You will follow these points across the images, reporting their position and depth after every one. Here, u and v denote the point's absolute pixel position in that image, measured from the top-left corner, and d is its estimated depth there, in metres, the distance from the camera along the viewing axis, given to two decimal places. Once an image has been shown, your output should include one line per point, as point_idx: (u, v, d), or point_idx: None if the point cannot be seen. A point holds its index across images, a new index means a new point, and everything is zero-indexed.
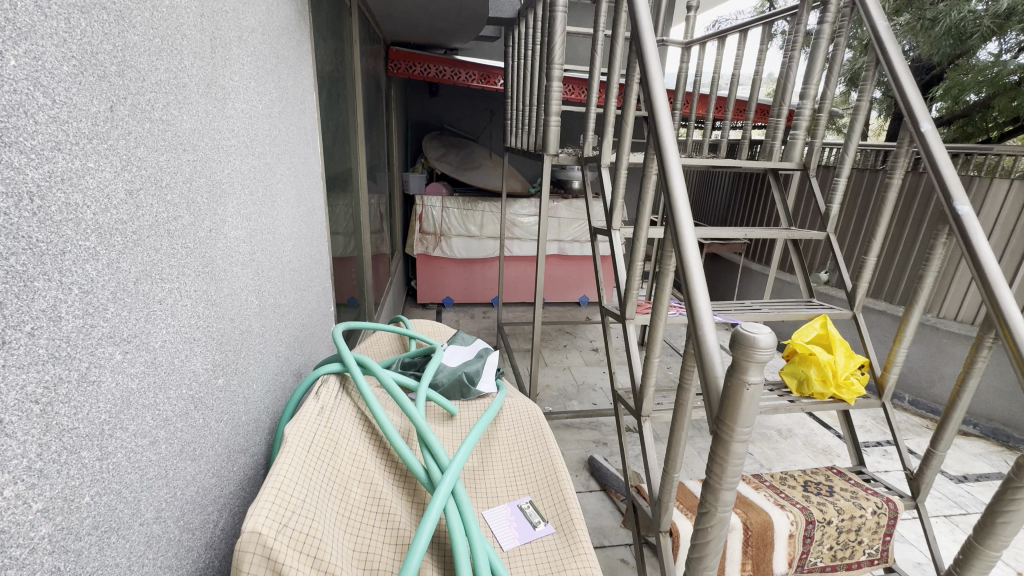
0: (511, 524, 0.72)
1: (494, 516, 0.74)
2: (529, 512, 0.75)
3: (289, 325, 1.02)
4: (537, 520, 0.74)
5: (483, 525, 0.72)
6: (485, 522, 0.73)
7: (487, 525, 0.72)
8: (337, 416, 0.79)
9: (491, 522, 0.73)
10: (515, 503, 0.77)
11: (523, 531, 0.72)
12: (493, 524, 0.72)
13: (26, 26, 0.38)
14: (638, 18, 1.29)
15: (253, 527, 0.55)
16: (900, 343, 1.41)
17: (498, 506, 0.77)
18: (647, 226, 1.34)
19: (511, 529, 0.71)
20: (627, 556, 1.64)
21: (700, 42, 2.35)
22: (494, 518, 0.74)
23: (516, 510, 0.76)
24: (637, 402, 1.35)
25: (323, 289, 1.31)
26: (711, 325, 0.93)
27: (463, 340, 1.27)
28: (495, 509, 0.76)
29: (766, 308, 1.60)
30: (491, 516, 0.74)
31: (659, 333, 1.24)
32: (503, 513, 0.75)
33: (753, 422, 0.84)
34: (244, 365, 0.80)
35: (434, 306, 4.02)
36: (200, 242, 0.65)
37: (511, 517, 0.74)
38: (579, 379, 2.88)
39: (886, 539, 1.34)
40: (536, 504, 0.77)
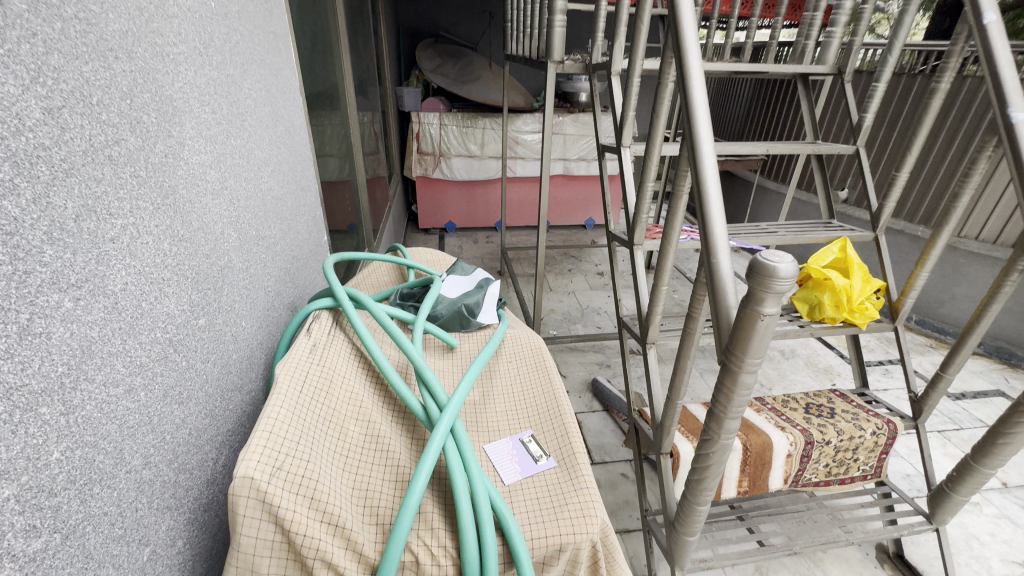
0: (513, 458, 0.71)
1: (494, 451, 0.73)
2: (533, 446, 0.74)
3: (277, 257, 0.97)
4: (541, 453, 0.73)
5: (484, 459, 0.71)
6: (486, 455, 0.72)
7: (488, 459, 0.71)
8: (330, 354, 0.76)
9: (492, 457, 0.72)
10: (517, 437, 0.76)
11: (524, 464, 0.70)
12: (494, 459, 0.71)
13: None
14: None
15: (245, 471, 0.53)
16: (921, 267, 1.34)
17: (499, 440, 0.75)
18: (661, 142, 1.21)
19: (512, 464, 0.70)
20: (627, 471, 1.72)
21: None
22: (496, 452, 0.73)
23: (518, 443, 0.74)
24: (642, 329, 1.32)
25: (313, 217, 1.24)
26: (727, 251, 0.86)
27: (463, 268, 1.22)
28: (498, 443, 0.75)
29: (781, 230, 1.51)
30: (493, 450, 0.73)
31: (668, 260, 1.17)
32: (505, 447, 0.73)
33: (764, 352, 0.80)
34: (229, 302, 0.75)
35: (436, 230, 3.94)
36: (156, 170, 0.58)
37: (513, 451, 0.73)
38: (583, 303, 2.87)
39: (882, 457, 1.38)
40: (538, 438, 0.76)
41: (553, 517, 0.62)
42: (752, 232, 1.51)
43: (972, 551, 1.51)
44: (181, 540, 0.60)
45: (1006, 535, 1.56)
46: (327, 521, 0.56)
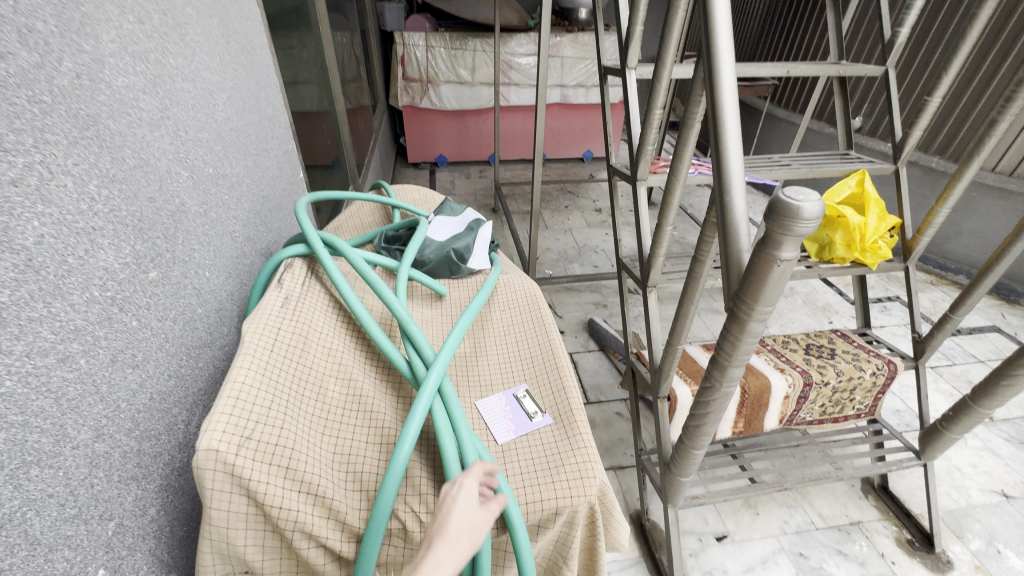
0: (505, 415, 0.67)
1: (486, 408, 0.68)
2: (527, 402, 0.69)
3: (243, 198, 0.87)
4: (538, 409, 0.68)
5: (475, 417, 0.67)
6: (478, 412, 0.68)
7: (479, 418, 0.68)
8: (304, 307, 0.69)
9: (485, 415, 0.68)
10: (511, 392, 0.71)
11: (518, 421, 0.66)
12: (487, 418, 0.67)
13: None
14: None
15: (209, 444, 0.48)
16: (942, 204, 1.25)
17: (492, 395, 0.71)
18: (673, 62, 1.07)
19: (504, 422, 0.66)
20: (622, 410, 1.73)
21: None
22: (488, 409, 0.69)
23: (511, 398, 0.70)
24: (643, 271, 1.25)
25: (285, 151, 1.13)
26: (742, 184, 0.73)
27: (452, 208, 1.12)
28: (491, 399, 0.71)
29: (795, 163, 1.40)
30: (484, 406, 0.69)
31: (675, 198, 1.06)
32: (497, 404, 0.69)
33: (776, 301, 0.72)
34: (186, 251, 0.67)
35: (427, 165, 3.75)
36: (66, 95, 0.47)
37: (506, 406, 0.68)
38: (580, 241, 2.79)
39: (878, 397, 1.37)
40: (533, 392, 0.71)
41: (549, 479, 0.59)
42: (763, 165, 1.40)
43: (953, 481, 1.56)
44: (154, 507, 0.56)
45: (987, 466, 1.61)
46: (305, 490, 0.52)
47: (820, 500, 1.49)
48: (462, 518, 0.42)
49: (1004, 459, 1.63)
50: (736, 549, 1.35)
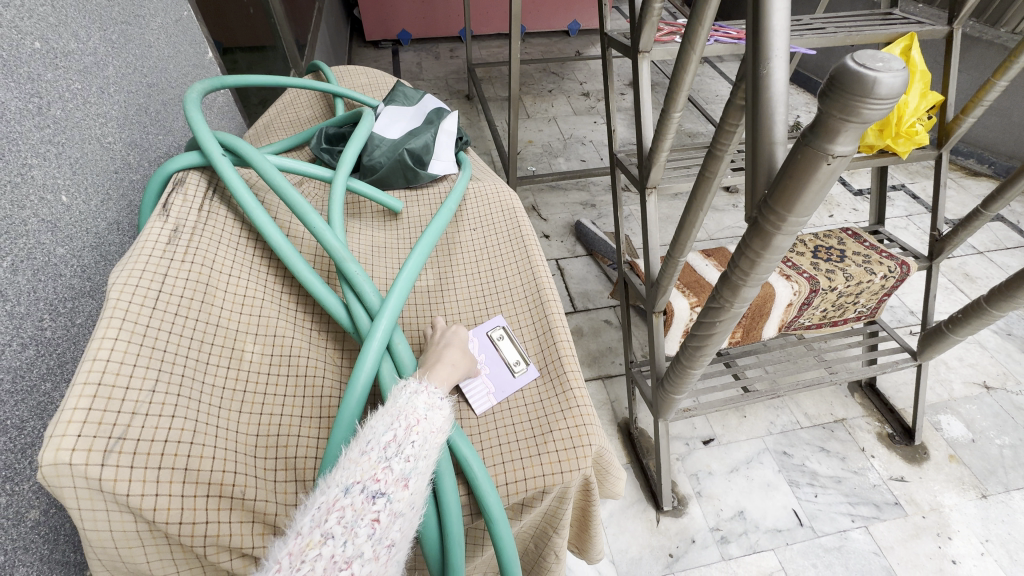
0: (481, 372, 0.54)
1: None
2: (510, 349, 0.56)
3: (110, 87, 0.64)
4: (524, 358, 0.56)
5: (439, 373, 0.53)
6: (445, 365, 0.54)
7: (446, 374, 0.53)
8: (206, 240, 0.52)
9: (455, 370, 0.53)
10: (483, 333, 0.58)
11: (499, 379, 0.53)
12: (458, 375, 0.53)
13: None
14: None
15: (57, 456, 0.34)
16: (999, 77, 1.04)
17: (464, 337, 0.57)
18: None
19: (480, 382, 0.53)
20: (611, 318, 1.65)
21: None
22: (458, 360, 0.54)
23: (487, 343, 0.56)
24: (641, 170, 1.06)
25: (176, 20, 0.85)
26: (788, 48, 0.49)
27: (406, 95, 0.89)
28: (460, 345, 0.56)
29: (829, 26, 1.14)
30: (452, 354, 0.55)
31: (686, 76, 0.83)
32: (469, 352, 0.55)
33: (813, 211, 0.50)
34: (15, 168, 0.47)
35: (388, 43, 3.23)
36: None
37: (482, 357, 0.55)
38: (566, 132, 2.50)
39: (882, 299, 1.29)
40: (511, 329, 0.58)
41: (532, 449, 0.48)
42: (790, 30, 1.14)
43: (939, 375, 1.56)
44: (36, 509, 0.44)
45: (973, 359, 1.60)
46: (215, 493, 0.39)
47: (807, 400, 1.48)
48: (468, 352, 0.52)
49: (989, 351, 1.62)
50: (723, 451, 1.36)
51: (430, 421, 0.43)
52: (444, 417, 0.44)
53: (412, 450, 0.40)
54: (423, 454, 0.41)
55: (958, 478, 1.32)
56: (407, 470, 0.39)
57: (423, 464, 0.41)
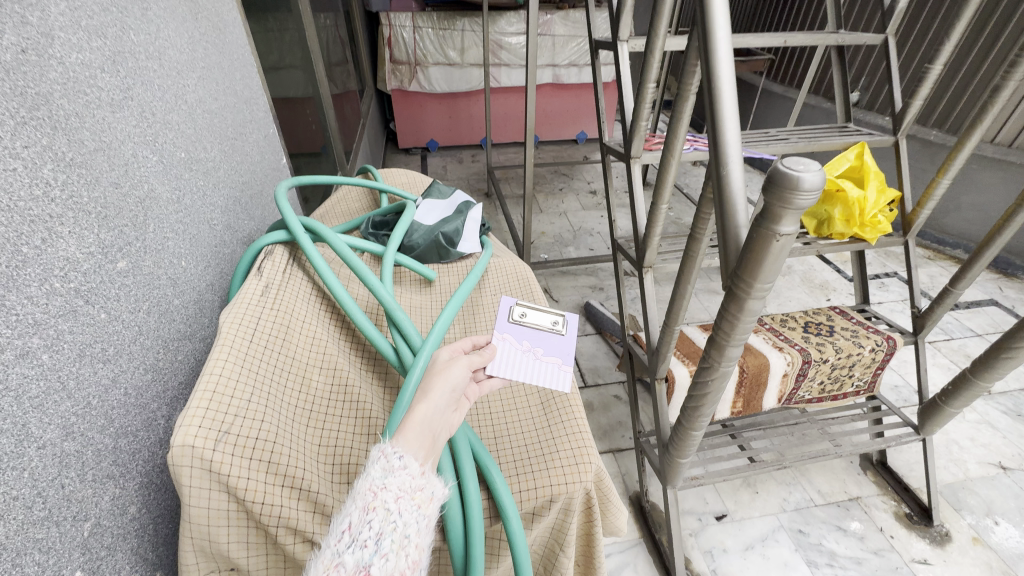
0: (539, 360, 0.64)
1: (514, 366, 0.61)
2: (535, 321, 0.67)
3: (220, 184, 0.83)
4: (552, 320, 0.68)
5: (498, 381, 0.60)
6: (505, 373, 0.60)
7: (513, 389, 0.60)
8: (287, 294, 0.67)
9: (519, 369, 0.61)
10: (508, 326, 0.65)
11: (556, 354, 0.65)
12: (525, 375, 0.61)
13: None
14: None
15: (184, 440, 0.46)
16: (943, 175, 1.21)
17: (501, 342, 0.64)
18: (665, 35, 1.03)
19: (546, 364, 0.63)
20: (620, 393, 1.72)
21: None
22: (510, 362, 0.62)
23: (518, 331, 0.65)
24: (638, 251, 1.23)
25: (265, 136, 1.09)
26: (739, 157, 0.66)
27: (440, 191, 1.09)
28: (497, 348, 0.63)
29: (793, 137, 1.37)
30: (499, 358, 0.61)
31: (669, 176, 1.01)
32: (517, 350, 0.63)
33: (777, 276, 0.64)
34: (159, 240, 0.64)
35: (418, 150, 3.68)
36: (12, 71, 0.44)
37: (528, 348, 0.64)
38: (575, 224, 2.75)
39: (877, 373, 1.36)
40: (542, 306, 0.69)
41: (542, 464, 0.57)
42: (760, 140, 1.37)
43: (951, 455, 1.56)
44: (135, 505, 0.54)
45: (985, 439, 1.61)
46: (288, 484, 0.50)
47: (819, 477, 1.49)
48: (438, 395, 0.51)
49: (1001, 432, 1.63)
50: (736, 528, 1.35)
51: (389, 489, 0.43)
52: (406, 477, 0.43)
53: (369, 533, 0.40)
54: (383, 531, 0.40)
55: (985, 563, 1.28)
56: (365, 557, 0.39)
57: (384, 544, 0.40)
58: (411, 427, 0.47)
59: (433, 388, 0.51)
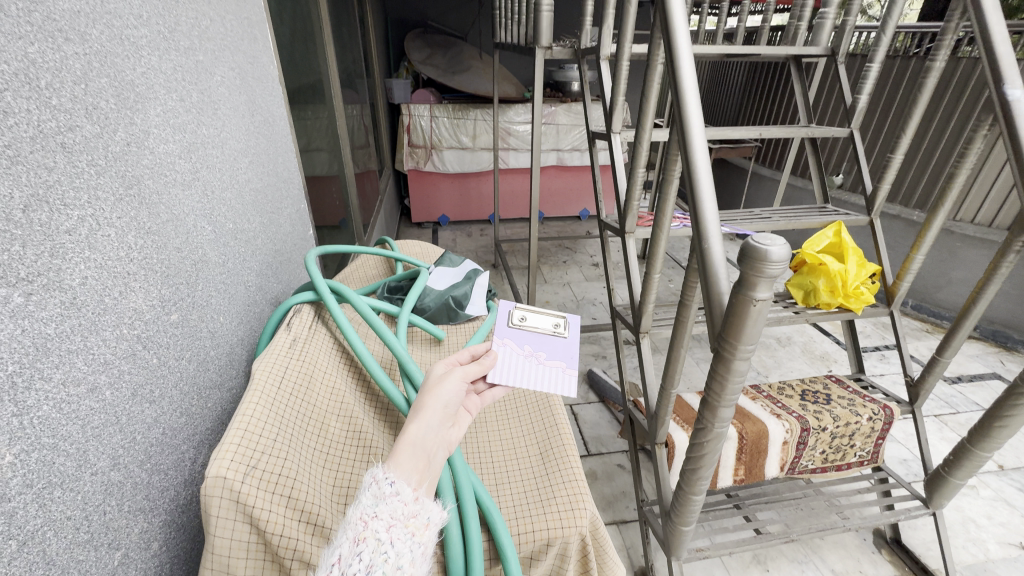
0: (542, 358, 0.77)
1: (519, 370, 0.74)
2: (531, 324, 0.84)
3: (257, 251, 0.94)
4: (552, 327, 0.84)
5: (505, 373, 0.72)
6: (511, 366, 0.73)
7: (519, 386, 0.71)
8: (311, 347, 0.74)
9: (524, 365, 0.75)
10: (508, 336, 0.80)
11: (557, 353, 0.79)
12: (530, 369, 0.74)
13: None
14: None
15: (217, 471, 0.51)
16: (917, 250, 1.30)
17: (506, 344, 0.78)
18: (651, 129, 1.18)
19: (551, 369, 0.76)
20: (623, 462, 1.71)
21: None
22: (515, 359, 0.75)
23: (520, 340, 0.79)
24: (635, 318, 1.30)
25: (297, 210, 1.22)
26: (718, 231, 0.75)
27: (451, 260, 1.19)
28: (501, 348, 0.76)
29: (775, 216, 1.49)
30: (506, 356, 0.75)
31: (660, 248, 1.11)
32: (521, 356, 0.76)
33: (758, 338, 0.68)
34: (205, 297, 0.73)
35: (430, 224, 3.91)
36: (117, 159, 0.55)
37: (530, 346, 0.78)
38: (578, 294, 2.86)
39: (878, 442, 1.37)
40: (540, 317, 0.85)
41: (540, 509, 0.62)
42: (745, 218, 1.50)
43: (968, 533, 1.50)
44: (157, 541, 0.58)
45: (1003, 517, 1.56)
46: (305, 519, 0.55)
47: (832, 555, 1.44)
48: (427, 416, 0.55)
49: (1019, 510, 1.58)
50: None
51: (381, 517, 0.45)
52: (396, 502, 0.47)
53: (361, 562, 0.42)
54: (374, 561, 0.42)
55: None
56: None
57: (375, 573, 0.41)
58: (401, 455, 0.51)
59: (424, 409, 0.55)
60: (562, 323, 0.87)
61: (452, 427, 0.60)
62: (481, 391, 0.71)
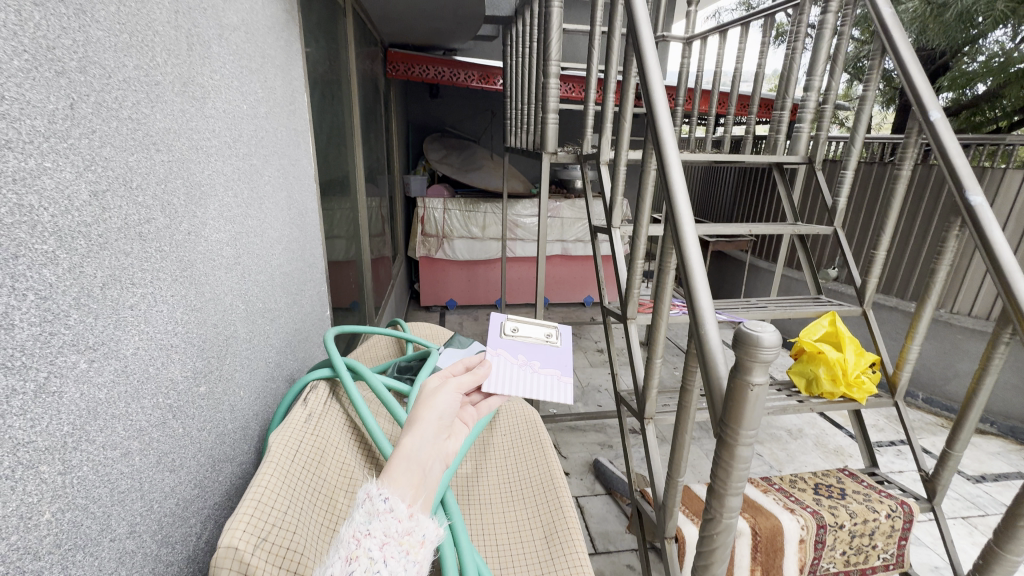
0: (536, 364, 0.87)
1: (516, 374, 0.83)
2: (523, 334, 0.93)
3: (279, 329, 1.00)
4: (543, 335, 0.94)
5: (501, 376, 0.81)
6: (504, 369, 0.83)
7: (518, 389, 0.79)
8: (325, 422, 0.77)
9: (519, 370, 0.84)
10: (501, 343, 0.90)
11: (550, 362, 0.88)
12: (526, 372, 0.84)
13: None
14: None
15: (229, 541, 0.52)
16: (912, 340, 1.34)
17: (500, 353, 0.87)
18: (648, 224, 1.29)
19: (546, 374, 0.85)
20: (633, 562, 1.60)
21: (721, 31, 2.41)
22: (510, 364, 0.85)
23: (512, 348, 0.89)
24: (639, 403, 1.32)
25: (317, 292, 1.30)
26: (712, 317, 0.81)
27: (460, 342, 1.24)
28: (496, 355, 0.86)
29: (772, 305, 1.56)
30: (501, 361, 0.84)
31: (660, 333, 1.16)
32: (515, 363, 0.85)
33: (759, 424, 0.67)
34: (230, 371, 0.78)
35: (437, 308, 4.00)
36: (178, 246, 0.63)
37: (524, 353, 0.88)
38: (583, 381, 2.85)
39: (902, 544, 1.30)
40: (530, 327, 0.96)
41: None
42: (742, 307, 1.56)
43: None
44: None
45: None
46: None
47: None
48: (420, 432, 0.60)
49: None
50: None
51: (374, 535, 0.48)
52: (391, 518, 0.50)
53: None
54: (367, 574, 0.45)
55: None
56: None
57: None
58: (395, 471, 0.55)
59: (418, 424, 0.61)
60: (553, 334, 0.97)
61: (446, 440, 0.64)
62: (476, 403, 0.78)
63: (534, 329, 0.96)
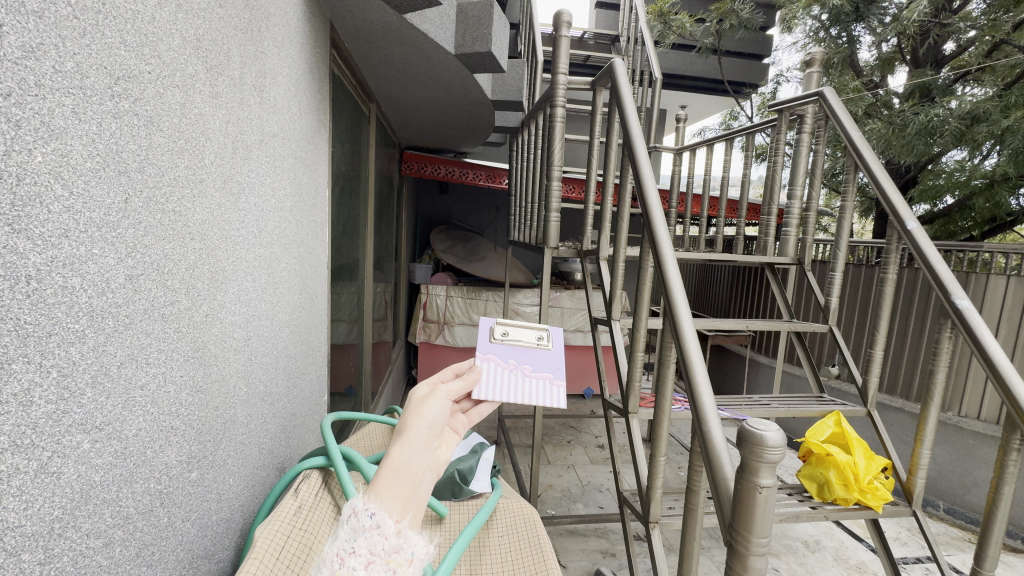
0: (527, 367, 0.87)
1: (510, 376, 0.83)
2: (513, 338, 0.92)
3: (277, 414, 0.99)
4: (535, 337, 0.94)
5: (490, 382, 0.79)
6: (496, 375, 0.81)
7: (513, 396, 0.79)
8: (316, 516, 0.74)
9: (512, 374, 0.83)
10: (488, 349, 0.88)
11: (542, 367, 0.88)
12: (519, 377, 0.84)
13: (46, 111, 0.40)
14: (621, 102, 1.48)
15: None
16: (922, 445, 1.31)
17: (490, 359, 0.85)
18: (647, 316, 1.31)
19: (542, 379, 0.86)
20: None
21: (708, 144, 2.66)
22: (502, 369, 0.84)
23: (503, 352, 0.88)
24: (643, 505, 1.25)
25: (317, 377, 1.30)
26: (716, 414, 0.80)
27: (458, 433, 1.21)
28: (487, 360, 0.84)
29: (775, 403, 1.54)
30: (492, 366, 0.83)
31: (663, 429, 1.13)
32: (506, 367, 0.84)
33: (769, 532, 0.64)
34: (223, 457, 0.76)
35: None
36: (195, 327, 0.65)
37: (515, 357, 0.88)
38: (584, 479, 2.70)
39: None
40: (517, 329, 0.94)
41: None
42: (746, 404, 1.54)
43: None
44: None
45: None
46: None
47: None
48: (409, 440, 0.60)
49: None
50: None
51: (359, 553, 0.51)
52: (378, 536, 0.53)
53: None
54: None
55: None
56: None
57: None
58: (383, 483, 0.57)
59: (407, 433, 0.61)
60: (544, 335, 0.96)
61: (439, 447, 0.64)
62: (466, 408, 0.77)
63: (525, 332, 0.94)
